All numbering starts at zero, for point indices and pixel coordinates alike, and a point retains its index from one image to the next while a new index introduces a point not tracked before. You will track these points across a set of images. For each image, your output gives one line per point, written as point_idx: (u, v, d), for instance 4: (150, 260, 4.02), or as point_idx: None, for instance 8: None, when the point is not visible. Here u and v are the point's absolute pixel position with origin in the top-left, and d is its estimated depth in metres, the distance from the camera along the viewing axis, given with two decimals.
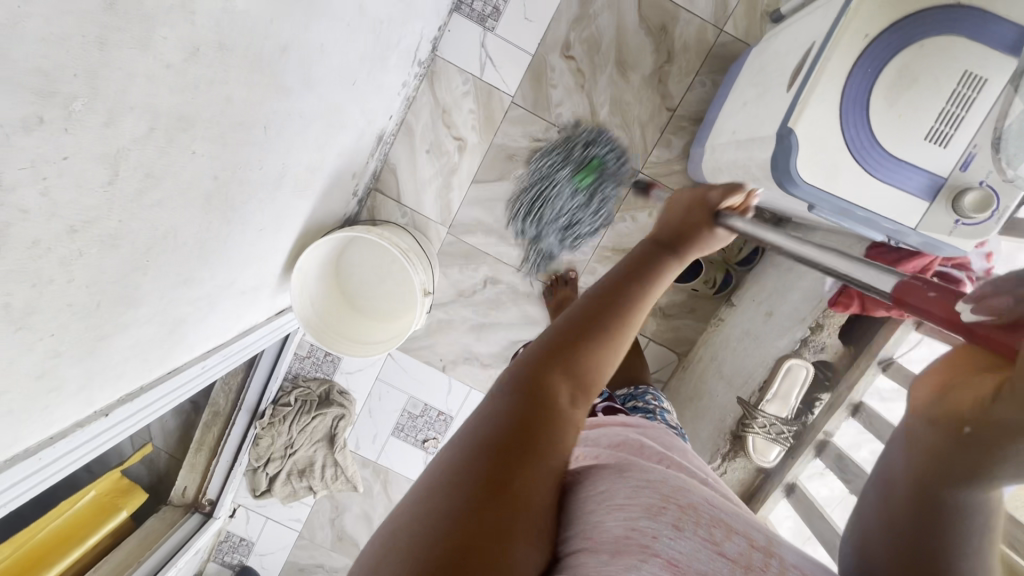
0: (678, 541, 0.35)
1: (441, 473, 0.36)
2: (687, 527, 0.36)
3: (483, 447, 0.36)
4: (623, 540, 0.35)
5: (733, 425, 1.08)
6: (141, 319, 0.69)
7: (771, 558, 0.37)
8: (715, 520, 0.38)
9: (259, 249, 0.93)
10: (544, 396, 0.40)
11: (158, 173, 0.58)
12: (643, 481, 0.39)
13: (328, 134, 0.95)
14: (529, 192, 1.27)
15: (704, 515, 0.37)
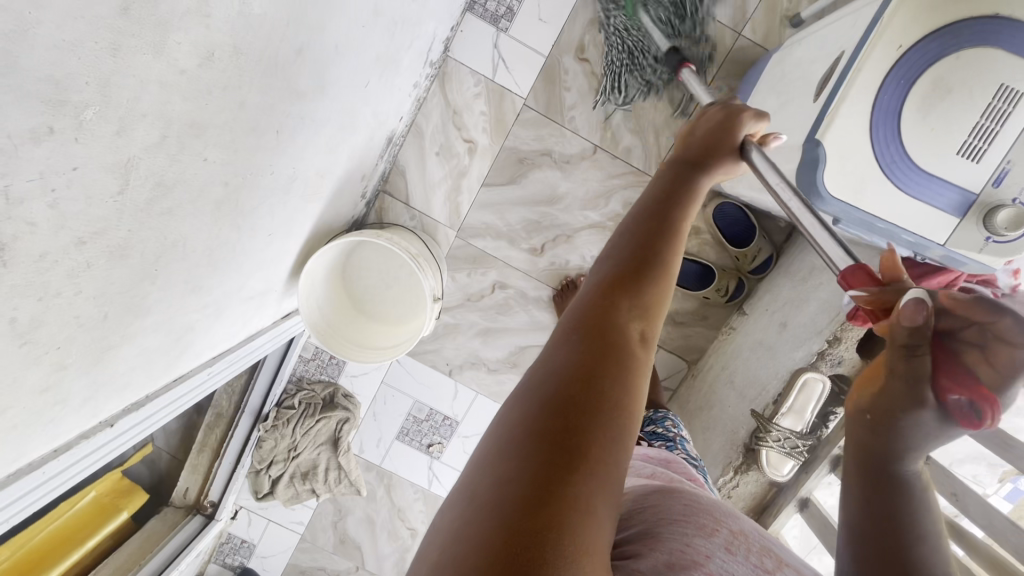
0: (730, 563, 0.41)
1: (509, 436, 0.35)
2: (739, 552, 0.42)
3: (553, 398, 0.36)
4: (682, 552, 0.40)
5: (745, 438, 1.06)
6: (148, 329, 0.67)
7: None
8: (760, 545, 0.45)
9: (268, 254, 0.91)
10: (604, 335, 0.40)
11: (170, 182, 0.56)
12: (694, 503, 0.46)
13: (339, 136, 0.93)
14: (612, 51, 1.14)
15: (754, 544, 0.44)
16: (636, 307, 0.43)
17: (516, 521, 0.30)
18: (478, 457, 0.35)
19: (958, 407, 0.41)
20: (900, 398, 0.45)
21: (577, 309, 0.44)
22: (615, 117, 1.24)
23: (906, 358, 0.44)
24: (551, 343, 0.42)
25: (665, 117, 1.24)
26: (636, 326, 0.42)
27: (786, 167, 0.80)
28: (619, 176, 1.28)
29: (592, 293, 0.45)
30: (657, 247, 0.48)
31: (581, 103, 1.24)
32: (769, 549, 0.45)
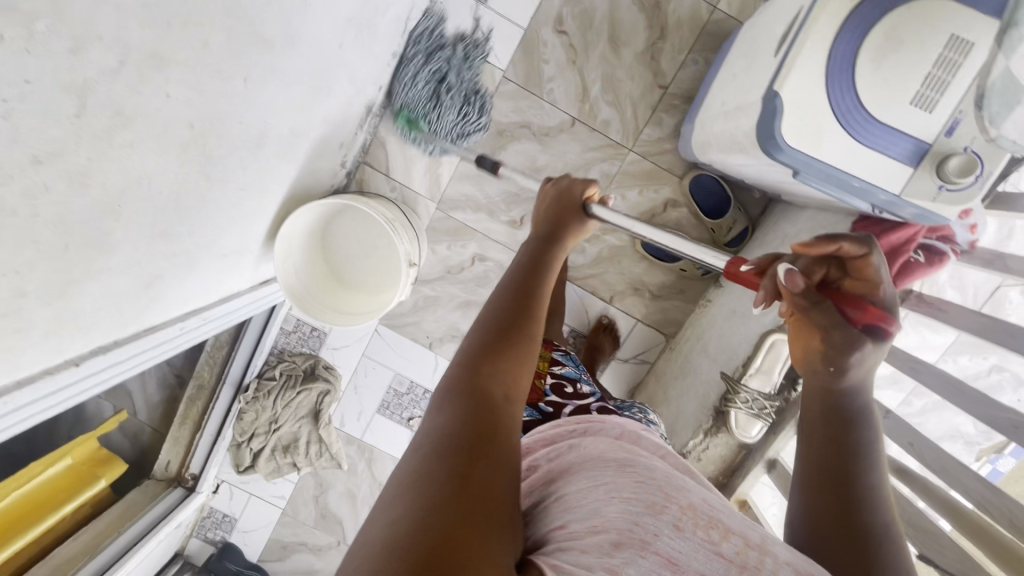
0: (676, 540, 0.42)
1: (406, 476, 0.40)
2: (686, 527, 0.44)
3: (442, 448, 0.42)
4: (626, 534, 0.42)
5: (716, 401, 1.07)
6: (112, 269, 0.68)
7: (765, 556, 0.44)
8: (716, 513, 0.47)
9: (241, 211, 0.92)
10: (477, 391, 0.47)
11: (130, 113, 0.57)
12: (645, 480, 0.47)
13: (313, 97, 0.94)
14: (450, 92, 1.15)
15: (703, 517, 0.45)
16: (503, 364, 0.51)
17: (418, 550, 0.34)
18: (379, 507, 0.39)
19: (877, 318, 0.56)
20: (839, 343, 0.57)
21: (456, 374, 0.50)
22: (592, 90, 1.26)
23: (820, 307, 0.58)
24: (435, 404, 0.48)
25: (642, 90, 1.25)
26: (504, 382, 0.50)
27: (749, 123, 0.81)
28: (598, 148, 1.29)
29: (463, 357, 0.52)
30: (525, 313, 0.56)
31: (559, 76, 1.26)
32: (723, 514, 0.47)
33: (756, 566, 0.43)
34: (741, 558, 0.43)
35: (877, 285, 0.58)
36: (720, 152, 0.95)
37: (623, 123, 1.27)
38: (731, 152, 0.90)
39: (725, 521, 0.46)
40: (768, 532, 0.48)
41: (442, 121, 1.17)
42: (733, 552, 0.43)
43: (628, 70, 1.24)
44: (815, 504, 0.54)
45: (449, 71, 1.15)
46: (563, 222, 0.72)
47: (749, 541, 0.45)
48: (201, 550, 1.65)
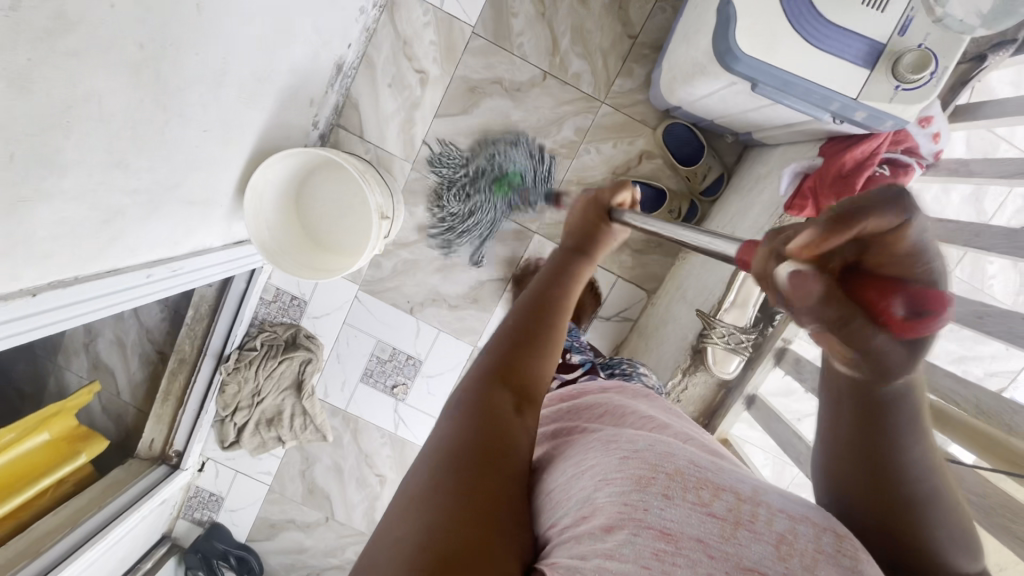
0: (667, 510, 0.38)
1: (410, 492, 0.39)
2: (675, 494, 0.39)
3: (445, 467, 0.39)
4: (615, 515, 0.38)
5: (691, 340, 1.05)
6: (64, 193, 0.68)
7: (759, 507, 0.39)
8: (706, 469, 0.42)
9: (204, 155, 0.92)
10: (493, 405, 0.45)
11: (73, 18, 0.57)
12: (630, 453, 0.42)
13: (274, 41, 0.94)
14: (476, 151, 1.27)
15: (689, 480, 0.40)
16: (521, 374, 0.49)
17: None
18: (387, 520, 0.38)
19: (929, 312, 0.31)
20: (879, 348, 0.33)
21: (469, 388, 0.48)
22: (562, 43, 1.26)
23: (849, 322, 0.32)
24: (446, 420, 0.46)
25: (612, 41, 1.26)
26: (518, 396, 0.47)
27: (706, 41, 0.81)
28: (571, 102, 1.29)
29: (478, 373, 0.49)
30: (543, 322, 0.55)
31: (528, 30, 1.26)
32: (718, 471, 0.42)
33: (751, 519, 0.38)
34: (733, 512, 0.38)
35: (922, 256, 0.30)
36: (683, 83, 0.95)
37: (594, 75, 1.27)
38: (692, 77, 0.89)
39: (715, 477, 0.41)
40: (758, 481, 0.43)
41: (525, 170, 1.25)
42: (724, 510, 0.38)
43: (596, 21, 1.25)
44: (849, 507, 0.42)
45: (462, 157, 1.28)
46: (594, 234, 0.65)
47: (740, 491, 0.40)
48: (189, 531, 1.63)
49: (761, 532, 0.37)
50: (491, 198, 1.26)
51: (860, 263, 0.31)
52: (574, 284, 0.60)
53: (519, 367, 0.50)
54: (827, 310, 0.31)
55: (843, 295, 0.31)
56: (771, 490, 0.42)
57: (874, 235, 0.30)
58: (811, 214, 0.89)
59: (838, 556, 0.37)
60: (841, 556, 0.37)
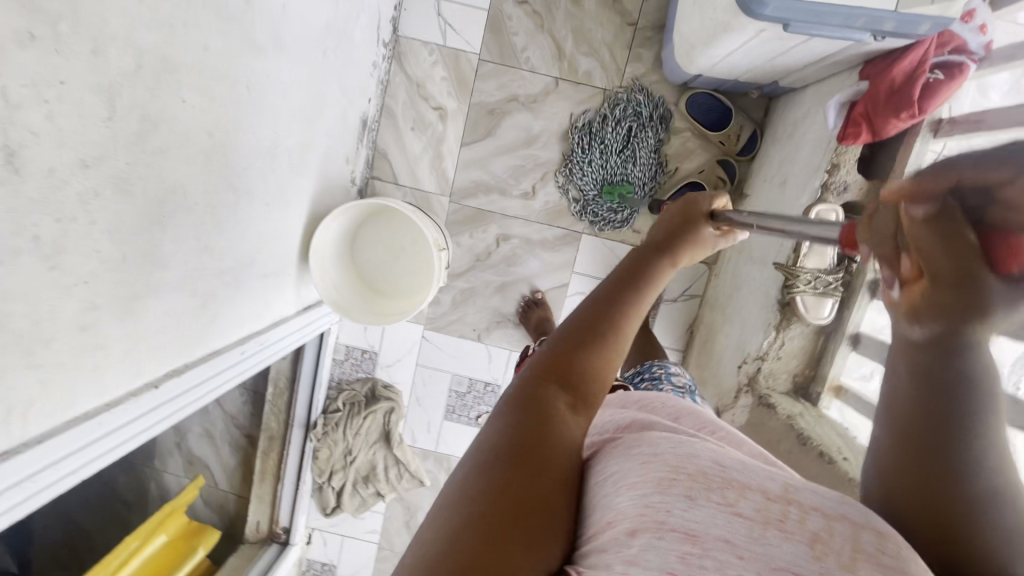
0: (693, 510, 0.34)
1: (453, 490, 0.38)
2: (699, 496, 0.35)
3: (483, 465, 0.38)
4: (636, 519, 0.35)
5: (777, 295, 1.02)
6: (168, 285, 0.72)
7: (788, 506, 0.35)
8: (731, 460, 0.39)
9: (270, 227, 0.96)
10: (541, 401, 0.44)
11: (155, 118, 0.62)
12: (649, 457, 0.39)
13: (311, 108, 1.00)
14: (584, 147, 1.30)
15: (716, 476, 0.37)
16: (574, 373, 0.47)
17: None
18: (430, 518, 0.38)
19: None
20: (962, 293, 0.38)
21: (516, 386, 0.46)
22: (566, 47, 1.29)
23: (951, 253, 0.36)
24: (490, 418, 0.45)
25: (614, 32, 1.28)
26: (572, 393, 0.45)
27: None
28: (588, 100, 1.31)
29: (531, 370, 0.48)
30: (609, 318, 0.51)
31: (532, 43, 1.30)
32: (746, 465, 0.38)
33: (780, 520, 0.34)
34: (763, 512, 0.35)
35: None
36: (704, 47, 0.96)
37: (605, 69, 1.29)
38: (715, 37, 0.90)
39: (741, 469, 0.38)
40: (790, 478, 0.38)
41: (635, 176, 1.28)
42: (752, 509, 0.35)
43: (595, 18, 1.28)
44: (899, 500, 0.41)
45: (579, 157, 1.30)
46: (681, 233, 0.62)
47: (769, 489, 0.36)
48: None
49: (787, 532, 0.34)
50: (600, 205, 1.32)
51: (957, 198, 0.35)
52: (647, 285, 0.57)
53: (577, 365, 0.48)
54: (912, 234, 0.38)
55: (931, 223, 0.36)
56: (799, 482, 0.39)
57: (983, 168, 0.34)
58: (867, 138, 0.89)
59: (871, 550, 0.33)
60: (873, 550, 0.33)
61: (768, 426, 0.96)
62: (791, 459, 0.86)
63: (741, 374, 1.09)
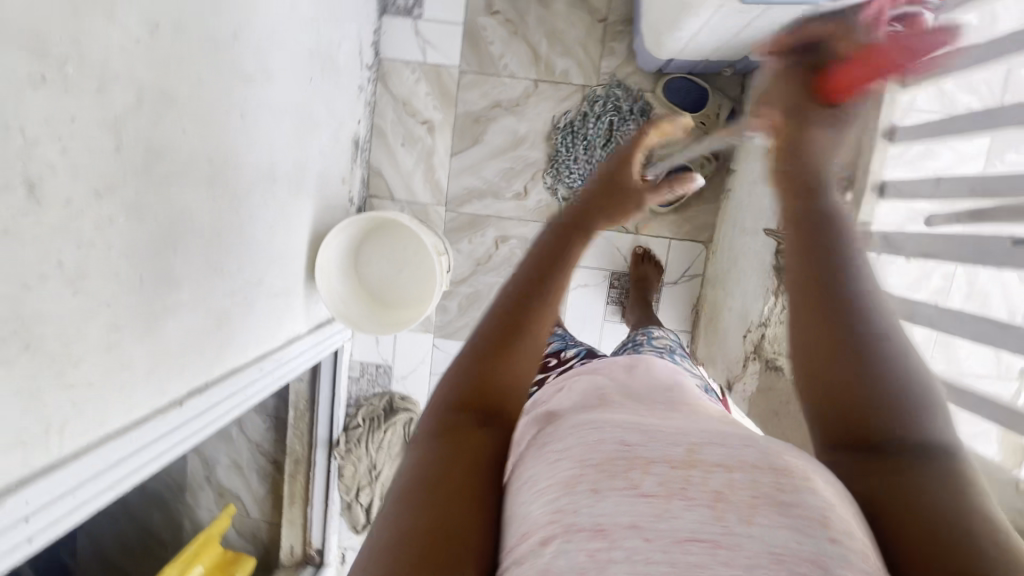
0: (600, 503, 0.30)
1: (372, 540, 0.34)
2: (604, 486, 0.31)
3: (400, 507, 0.34)
4: (547, 525, 0.30)
5: (772, 261, 1.03)
6: (184, 306, 0.76)
7: (693, 470, 0.32)
8: (629, 428, 0.36)
9: (275, 248, 1.01)
10: (454, 425, 0.40)
11: (159, 148, 0.66)
12: (558, 456, 0.35)
13: (304, 132, 1.05)
14: (567, 145, 1.32)
15: (619, 460, 0.33)
16: (486, 385, 0.43)
17: None
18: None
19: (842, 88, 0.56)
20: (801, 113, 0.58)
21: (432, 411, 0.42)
22: (542, 50, 1.34)
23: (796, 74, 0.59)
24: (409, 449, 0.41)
25: (586, 30, 1.33)
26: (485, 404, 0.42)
27: None
28: (568, 97, 1.35)
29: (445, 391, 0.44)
30: (519, 311, 0.48)
31: (508, 50, 1.35)
32: (650, 432, 0.35)
33: (682, 486, 0.31)
34: (667, 483, 0.31)
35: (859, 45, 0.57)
36: (671, 30, 1.00)
37: (581, 66, 1.34)
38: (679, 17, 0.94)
39: (641, 437, 0.34)
40: (695, 433, 0.35)
41: None
42: (655, 484, 0.31)
43: (566, 19, 1.33)
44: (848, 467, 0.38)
45: (564, 155, 1.33)
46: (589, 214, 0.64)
47: (672, 457, 0.33)
48: None
49: (693, 498, 0.30)
50: None
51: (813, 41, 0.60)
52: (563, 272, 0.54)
53: (493, 368, 0.44)
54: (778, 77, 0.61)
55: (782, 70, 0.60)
56: (707, 440, 0.35)
57: (827, 26, 0.59)
58: None
59: (783, 497, 0.30)
60: (789, 498, 0.30)
61: (777, 389, 0.97)
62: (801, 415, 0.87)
63: (747, 344, 1.10)
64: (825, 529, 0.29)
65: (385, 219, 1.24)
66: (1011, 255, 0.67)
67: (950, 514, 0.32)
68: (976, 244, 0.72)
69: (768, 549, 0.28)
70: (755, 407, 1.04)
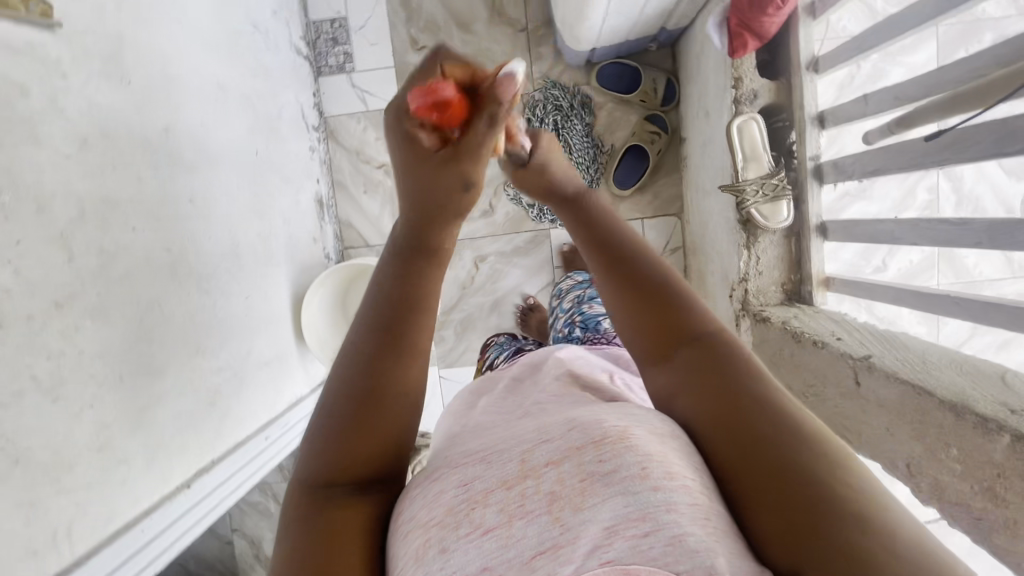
0: (463, 553, 0.35)
1: None
2: (463, 533, 0.36)
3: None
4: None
5: (735, 216, 1.03)
6: (172, 392, 0.79)
7: (530, 480, 0.37)
8: (469, 463, 0.41)
9: (256, 318, 1.04)
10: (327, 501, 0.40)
11: (111, 250, 0.70)
12: (422, 512, 0.39)
13: (261, 203, 1.10)
14: None
15: (465, 504, 0.37)
16: (366, 436, 0.41)
17: None
18: None
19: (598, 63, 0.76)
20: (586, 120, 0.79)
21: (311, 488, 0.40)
22: None
23: None
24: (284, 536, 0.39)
25: (510, 42, 1.36)
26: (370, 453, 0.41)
27: None
28: None
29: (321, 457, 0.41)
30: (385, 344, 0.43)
31: None
32: (484, 458, 0.40)
33: (520, 503, 0.36)
34: (507, 507, 0.36)
35: None
36: (579, 21, 1.02)
37: None
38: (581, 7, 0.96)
39: (479, 470, 0.39)
40: (527, 438, 0.40)
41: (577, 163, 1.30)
42: (497, 513, 0.36)
43: (489, 36, 1.36)
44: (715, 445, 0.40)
45: None
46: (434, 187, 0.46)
47: (508, 476, 0.38)
48: None
49: (531, 513, 0.36)
50: None
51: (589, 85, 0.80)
52: (432, 277, 0.47)
53: (370, 417, 0.41)
54: None
55: None
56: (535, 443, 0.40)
57: None
58: (744, 37, 0.93)
59: (605, 472, 0.35)
60: (610, 469, 0.35)
61: (770, 338, 0.94)
62: (796, 361, 0.84)
63: (735, 302, 1.07)
64: (646, 484, 0.34)
65: (360, 266, 1.27)
66: (943, 151, 0.67)
67: (802, 485, 0.33)
68: (913, 148, 0.72)
69: (602, 526, 0.33)
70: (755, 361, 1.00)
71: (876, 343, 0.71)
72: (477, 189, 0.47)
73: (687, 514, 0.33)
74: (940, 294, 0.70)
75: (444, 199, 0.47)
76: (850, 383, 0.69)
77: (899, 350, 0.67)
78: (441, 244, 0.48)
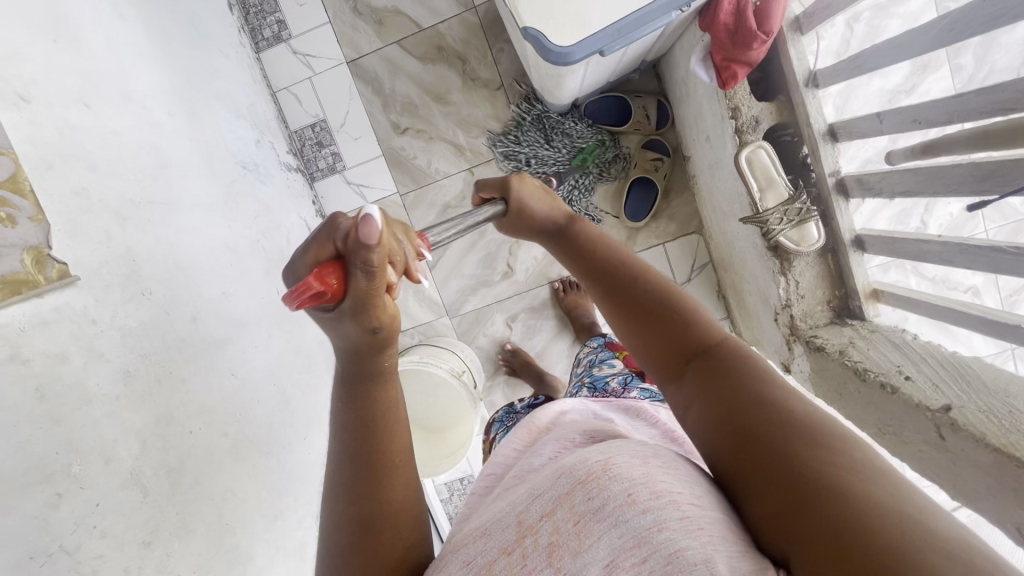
0: None
1: None
2: None
3: None
4: None
5: (763, 243, 0.99)
6: (262, 567, 0.82)
7: (525, 537, 0.39)
8: (470, 542, 0.42)
9: (317, 453, 1.07)
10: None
11: (179, 463, 0.73)
12: None
13: (296, 338, 1.12)
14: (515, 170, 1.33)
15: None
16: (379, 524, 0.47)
17: None
18: None
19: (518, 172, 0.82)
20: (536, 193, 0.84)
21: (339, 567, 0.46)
22: (461, 140, 1.37)
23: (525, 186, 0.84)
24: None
25: (490, 102, 1.34)
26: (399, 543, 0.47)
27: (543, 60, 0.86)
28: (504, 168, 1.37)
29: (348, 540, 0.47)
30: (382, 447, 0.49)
31: (432, 155, 1.38)
32: (484, 533, 0.42)
33: (522, 563, 0.38)
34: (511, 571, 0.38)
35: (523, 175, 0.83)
36: (555, 86, 1.00)
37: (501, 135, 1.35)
38: (557, 78, 0.93)
39: (478, 548, 0.41)
40: (519, 505, 0.42)
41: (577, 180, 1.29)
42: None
43: (468, 102, 1.34)
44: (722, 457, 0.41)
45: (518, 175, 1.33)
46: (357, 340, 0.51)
47: (507, 545, 0.39)
48: None
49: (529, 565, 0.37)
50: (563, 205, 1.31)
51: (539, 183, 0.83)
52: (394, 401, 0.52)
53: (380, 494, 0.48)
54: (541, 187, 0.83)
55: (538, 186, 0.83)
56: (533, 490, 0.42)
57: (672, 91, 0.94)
58: (735, 70, 0.88)
59: (594, 509, 0.37)
60: (599, 503, 0.37)
61: (827, 370, 0.90)
62: (862, 397, 0.81)
63: (783, 327, 1.03)
64: (635, 510, 0.36)
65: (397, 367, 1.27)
66: (980, 181, 0.63)
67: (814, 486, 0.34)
68: (944, 174, 0.67)
69: (603, 564, 0.35)
70: (818, 388, 0.96)
71: (950, 384, 0.69)
72: (383, 331, 0.51)
73: (680, 528, 0.34)
74: (1013, 324, 0.67)
75: (361, 344, 0.51)
76: (933, 436, 0.67)
77: (983, 398, 0.64)
78: (381, 363, 0.53)
